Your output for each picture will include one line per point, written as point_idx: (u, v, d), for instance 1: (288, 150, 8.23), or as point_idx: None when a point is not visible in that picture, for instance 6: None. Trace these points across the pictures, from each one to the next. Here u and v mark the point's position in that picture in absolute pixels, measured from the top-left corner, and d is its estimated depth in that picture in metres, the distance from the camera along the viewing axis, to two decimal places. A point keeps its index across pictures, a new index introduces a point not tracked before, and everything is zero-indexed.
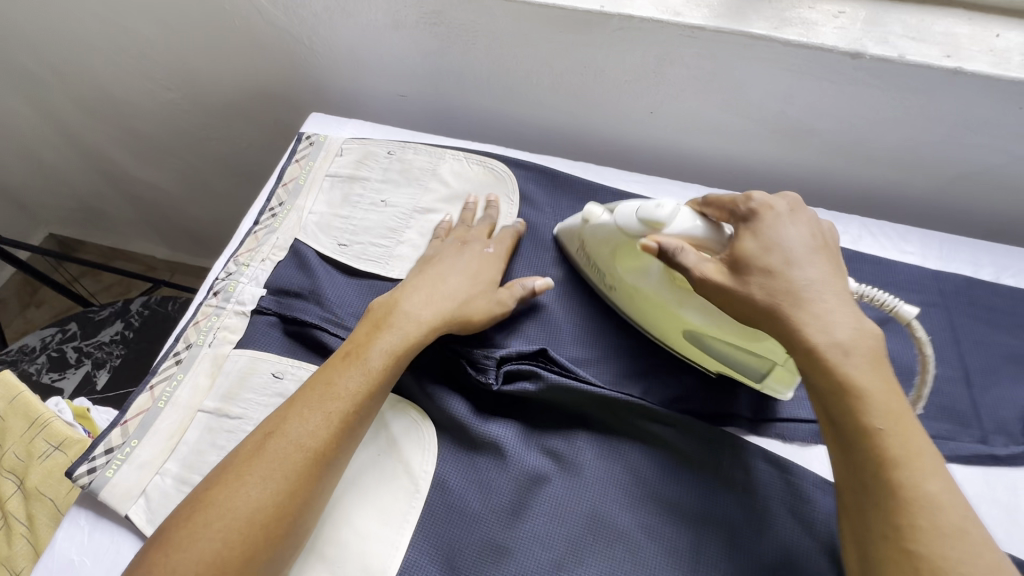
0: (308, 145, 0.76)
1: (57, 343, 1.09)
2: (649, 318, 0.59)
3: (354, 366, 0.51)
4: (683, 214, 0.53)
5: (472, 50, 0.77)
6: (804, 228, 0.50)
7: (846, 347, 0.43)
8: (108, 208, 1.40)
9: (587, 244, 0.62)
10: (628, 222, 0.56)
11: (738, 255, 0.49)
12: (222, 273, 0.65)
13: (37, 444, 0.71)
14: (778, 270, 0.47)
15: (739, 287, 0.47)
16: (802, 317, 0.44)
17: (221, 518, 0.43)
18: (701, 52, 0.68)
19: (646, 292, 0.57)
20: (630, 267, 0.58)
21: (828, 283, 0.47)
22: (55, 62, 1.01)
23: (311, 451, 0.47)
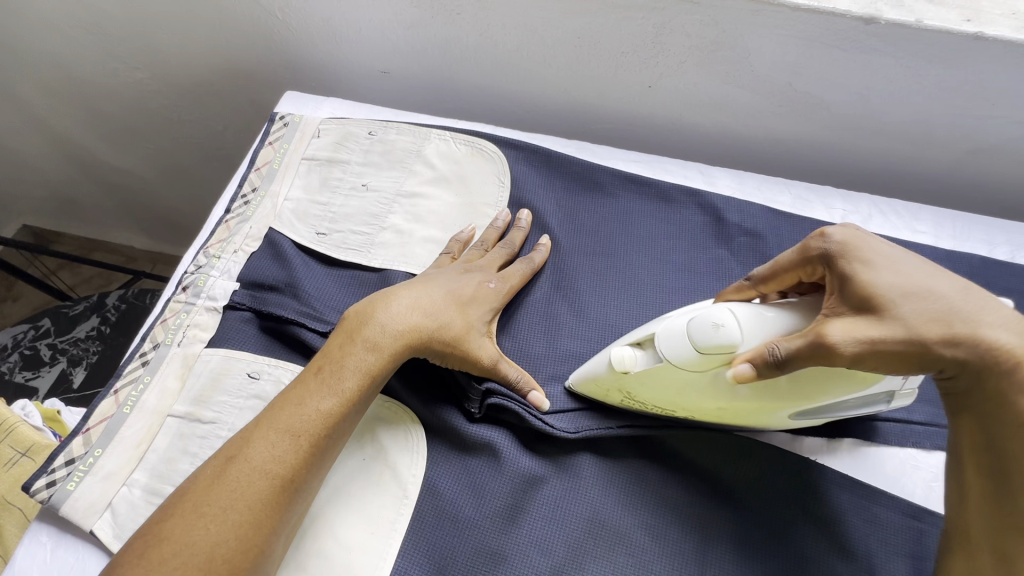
0: (283, 125, 0.71)
1: (30, 340, 1.04)
2: (741, 418, 0.48)
3: (325, 384, 0.47)
4: (746, 326, 0.42)
5: (457, 20, 0.72)
6: (889, 242, 0.42)
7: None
8: (82, 197, 1.34)
9: (635, 390, 0.48)
10: (681, 352, 0.43)
11: (870, 295, 0.38)
12: (191, 266, 0.61)
13: (2, 451, 0.66)
14: (922, 288, 0.38)
15: (904, 329, 0.37)
16: (990, 335, 0.37)
17: (179, 553, 0.39)
18: (703, 19, 0.64)
19: (736, 404, 0.45)
20: (701, 395, 0.45)
21: (976, 290, 0.39)
22: (10, 40, 0.94)
23: (276, 478, 0.43)
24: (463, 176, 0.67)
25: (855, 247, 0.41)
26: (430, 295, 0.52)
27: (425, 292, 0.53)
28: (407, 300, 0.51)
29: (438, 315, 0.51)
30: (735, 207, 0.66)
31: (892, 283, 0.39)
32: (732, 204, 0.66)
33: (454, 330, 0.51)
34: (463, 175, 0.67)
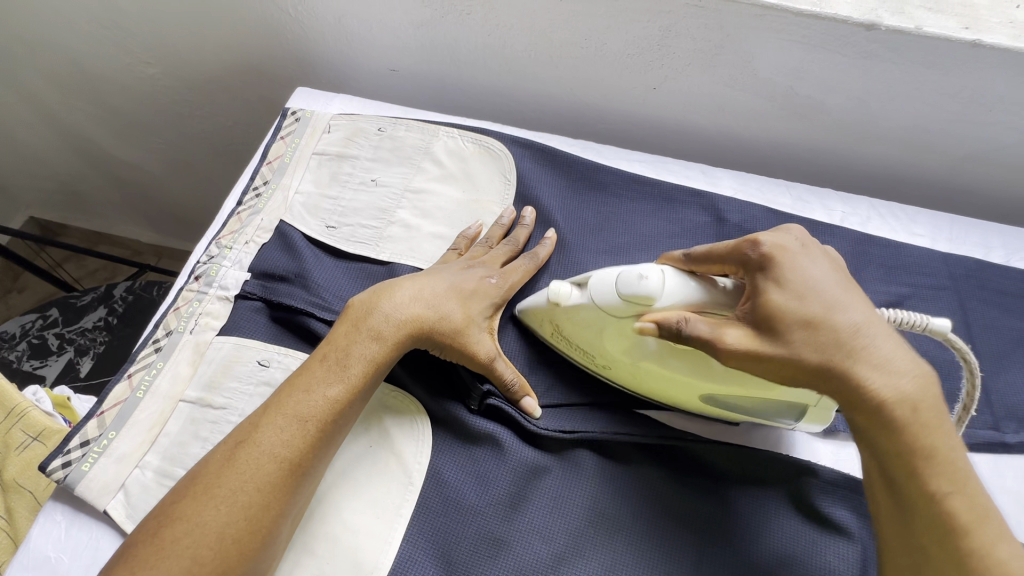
0: (293, 120, 0.72)
1: (38, 330, 1.05)
2: (656, 389, 0.53)
3: (332, 372, 0.48)
4: (671, 283, 0.46)
5: (467, 21, 0.73)
6: (822, 262, 0.44)
7: (913, 398, 0.39)
8: (89, 190, 1.36)
9: (565, 324, 0.53)
10: (609, 299, 0.48)
11: (769, 313, 0.41)
12: (204, 256, 0.62)
13: (14, 435, 0.68)
14: (818, 317, 0.41)
15: (786, 350, 0.40)
16: (862, 374, 0.39)
17: (192, 531, 0.41)
18: (709, 23, 0.65)
19: (649, 366, 0.50)
20: (618, 341, 0.50)
21: (872, 325, 0.41)
22: (24, 33, 0.95)
23: (284, 461, 0.44)
24: (470, 174, 0.69)
25: (778, 260, 0.43)
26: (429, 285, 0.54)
27: (428, 283, 0.54)
28: (407, 291, 0.53)
29: (436, 306, 0.52)
30: (737, 207, 0.67)
31: (788, 303, 0.41)
32: (734, 204, 0.68)
33: (454, 322, 0.52)
34: (470, 172, 0.69)
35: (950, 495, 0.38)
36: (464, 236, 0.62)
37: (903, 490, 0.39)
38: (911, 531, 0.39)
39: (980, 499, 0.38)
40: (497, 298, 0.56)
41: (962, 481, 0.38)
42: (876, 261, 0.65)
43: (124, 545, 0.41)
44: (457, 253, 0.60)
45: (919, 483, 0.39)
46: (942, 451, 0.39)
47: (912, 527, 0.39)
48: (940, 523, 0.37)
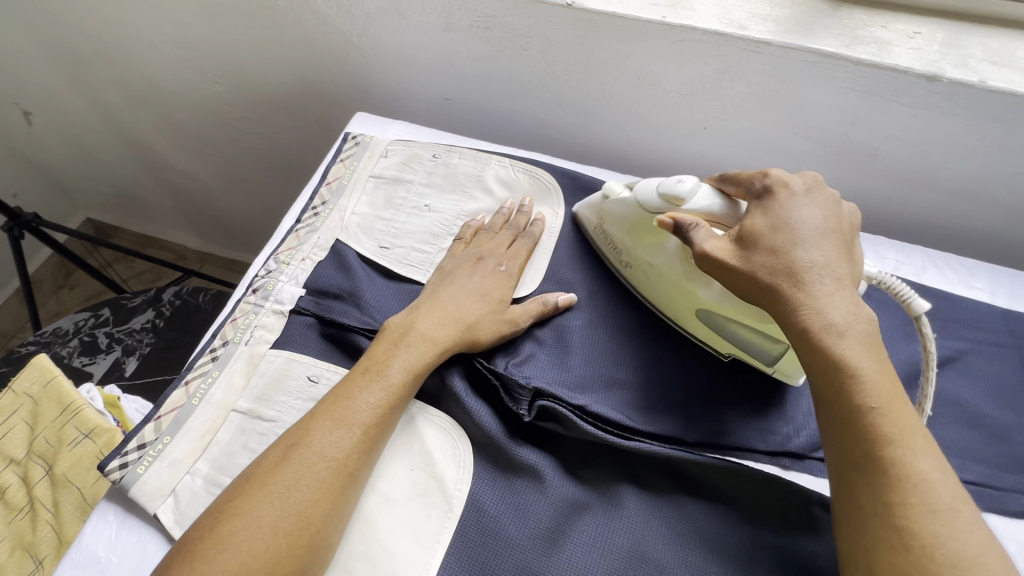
0: (353, 144, 0.75)
1: (90, 328, 1.10)
2: (663, 297, 0.59)
3: (375, 381, 0.51)
4: (703, 192, 0.53)
5: (524, 56, 0.76)
6: (818, 208, 0.48)
7: (840, 328, 0.41)
8: (146, 196, 1.43)
9: (607, 219, 0.63)
10: (648, 197, 0.56)
11: (747, 232, 0.47)
12: (262, 270, 0.65)
13: (69, 430, 0.70)
14: (785, 247, 0.46)
15: (748, 265, 0.46)
16: (801, 298, 0.43)
17: (248, 524, 0.42)
18: (765, 68, 0.66)
19: (660, 268, 0.58)
20: (649, 238, 0.58)
21: (829, 266, 0.44)
22: (106, 51, 1.02)
23: (334, 463, 0.46)
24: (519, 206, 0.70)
25: (774, 196, 0.49)
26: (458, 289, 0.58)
27: (451, 293, 0.58)
28: (438, 305, 0.57)
29: (465, 308, 0.57)
30: None
31: (762, 229, 0.47)
32: None
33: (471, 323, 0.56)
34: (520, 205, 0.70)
35: (877, 410, 0.39)
36: (467, 227, 0.66)
37: (835, 407, 0.40)
38: (845, 455, 0.40)
39: (907, 415, 0.39)
40: (507, 290, 0.60)
41: (909, 436, 0.39)
42: (931, 313, 0.64)
43: (178, 546, 0.42)
44: (462, 240, 0.64)
45: (843, 400, 0.40)
46: (867, 370, 0.40)
47: (849, 448, 0.39)
48: (883, 483, 0.37)
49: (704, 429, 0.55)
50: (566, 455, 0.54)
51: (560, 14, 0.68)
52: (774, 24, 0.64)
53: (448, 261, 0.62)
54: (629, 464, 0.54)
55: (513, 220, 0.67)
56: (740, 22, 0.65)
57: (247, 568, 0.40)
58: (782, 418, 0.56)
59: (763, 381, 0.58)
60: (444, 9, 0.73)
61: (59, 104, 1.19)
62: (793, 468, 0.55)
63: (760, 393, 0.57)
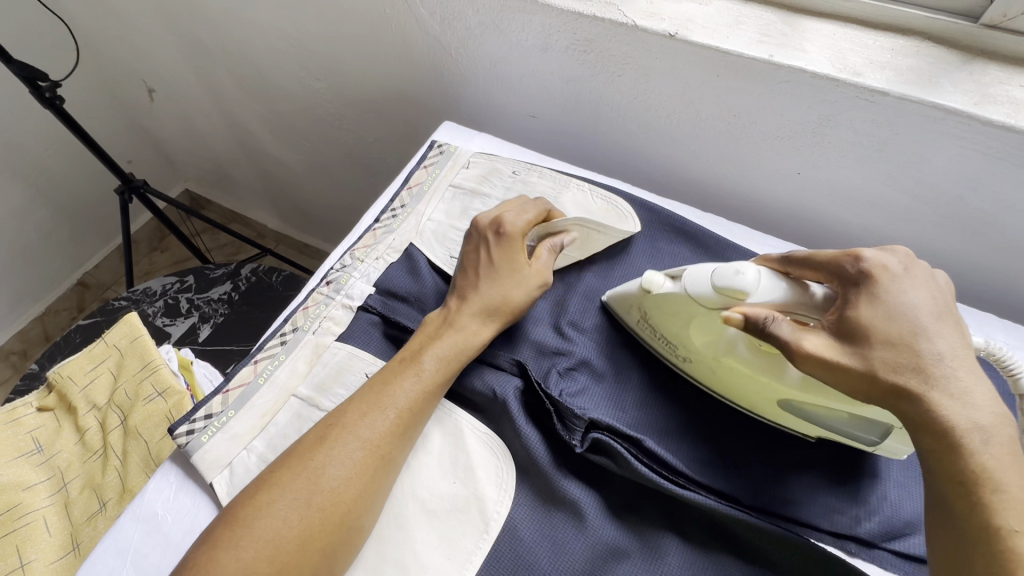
0: (438, 152, 0.77)
1: (174, 292, 1.20)
2: (736, 388, 0.54)
3: (408, 370, 0.53)
4: (763, 280, 0.47)
5: (618, 82, 0.75)
6: (924, 288, 0.45)
7: (988, 431, 0.39)
8: (240, 176, 1.54)
9: (652, 312, 0.56)
10: (701, 289, 0.50)
11: (853, 325, 0.43)
12: (337, 263, 0.67)
13: (144, 386, 0.75)
14: (902, 340, 0.42)
15: (863, 364, 0.42)
16: (934, 399, 0.40)
17: (287, 495, 0.45)
18: (876, 119, 0.62)
19: (730, 361, 0.52)
20: (704, 333, 0.52)
21: (959, 356, 0.42)
22: (227, 41, 1.11)
23: (368, 443, 0.48)
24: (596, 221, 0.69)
25: (877, 281, 0.45)
26: (483, 262, 0.59)
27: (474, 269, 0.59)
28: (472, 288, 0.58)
29: (490, 283, 0.58)
30: None
31: (873, 319, 0.43)
32: None
33: (495, 300, 0.57)
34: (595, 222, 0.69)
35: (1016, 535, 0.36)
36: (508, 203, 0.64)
37: None
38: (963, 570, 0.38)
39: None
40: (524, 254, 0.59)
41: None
42: None
43: (224, 512, 0.45)
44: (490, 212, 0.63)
45: None
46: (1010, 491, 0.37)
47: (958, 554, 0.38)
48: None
49: (765, 495, 0.51)
50: (610, 497, 0.52)
51: (662, 43, 0.66)
52: (894, 73, 0.60)
53: (473, 228, 0.62)
54: (675, 519, 0.51)
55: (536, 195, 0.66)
56: (855, 68, 0.61)
57: (280, 535, 0.43)
58: (856, 499, 0.51)
59: (834, 452, 0.54)
60: (544, 30, 0.73)
61: (179, 85, 1.31)
62: (859, 555, 0.50)
63: (829, 466, 0.53)
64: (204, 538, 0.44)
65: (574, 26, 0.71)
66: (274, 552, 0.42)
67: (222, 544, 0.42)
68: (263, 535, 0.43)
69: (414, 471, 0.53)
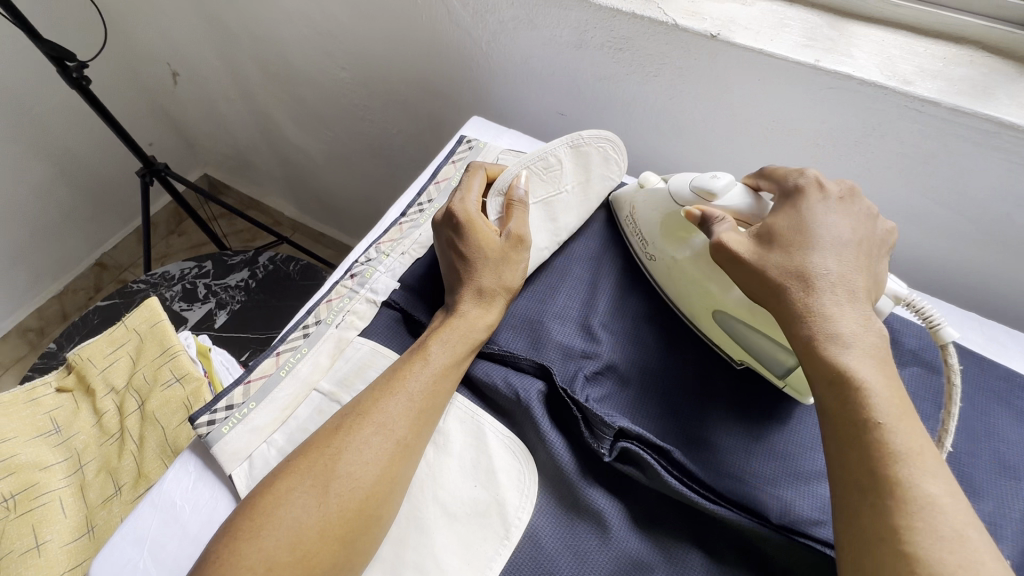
0: (466, 148, 0.75)
1: (192, 277, 1.20)
2: (681, 294, 0.60)
3: (418, 359, 0.52)
4: (736, 188, 0.54)
5: (651, 83, 0.73)
6: (846, 217, 0.49)
7: (844, 338, 0.42)
8: (260, 162, 1.54)
9: (639, 207, 0.64)
10: (681, 189, 0.57)
11: (769, 229, 0.49)
12: (362, 257, 0.66)
13: (163, 371, 0.75)
14: (801, 251, 0.46)
15: (759, 261, 0.47)
16: (811, 303, 0.44)
17: (304, 483, 0.44)
18: (923, 130, 0.59)
19: (682, 262, 0.59)
20: (677, 232, 0.59)
21: (844, 275, 0.45)
22: (254, 28, 1.10)
23: (383, 430, 0.47)
24: (587, 180, 0.67)
25: (807, 198, 0.50)
26: (454, 252, 0.58)
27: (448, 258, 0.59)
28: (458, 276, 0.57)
29: (472, 261, 0.56)
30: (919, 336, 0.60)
31: (784, 228, 0.48)
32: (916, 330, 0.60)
33: (483, 282, 0.56)
34: (590, 182, 0.67)
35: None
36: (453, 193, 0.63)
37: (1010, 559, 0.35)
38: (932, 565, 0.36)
39: None
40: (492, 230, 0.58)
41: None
42: None
43: (242, 501, 0.45)
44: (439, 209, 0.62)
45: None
46: None
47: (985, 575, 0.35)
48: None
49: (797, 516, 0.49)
50: (635, 509, 0.51)
51: (702, 44, 0.65)
52: (945, 82, 0.58)
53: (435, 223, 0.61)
54: (702, 536, 0.49)
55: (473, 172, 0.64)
56: (904, 76, 0.59)
57: (299, 522, 0.42)
58: None
59: None
60: (579, 26, 0.72)
61: (204, 70, 1.31)
62: None
63: None
64: (222, 528, 0.44)
65: (611, 23, 0.69)
66: (296, 542, 0.42)
67: (240, 533, 0.42)
68: (281, 522, 0.42)
69: (435, 473, 0.52)
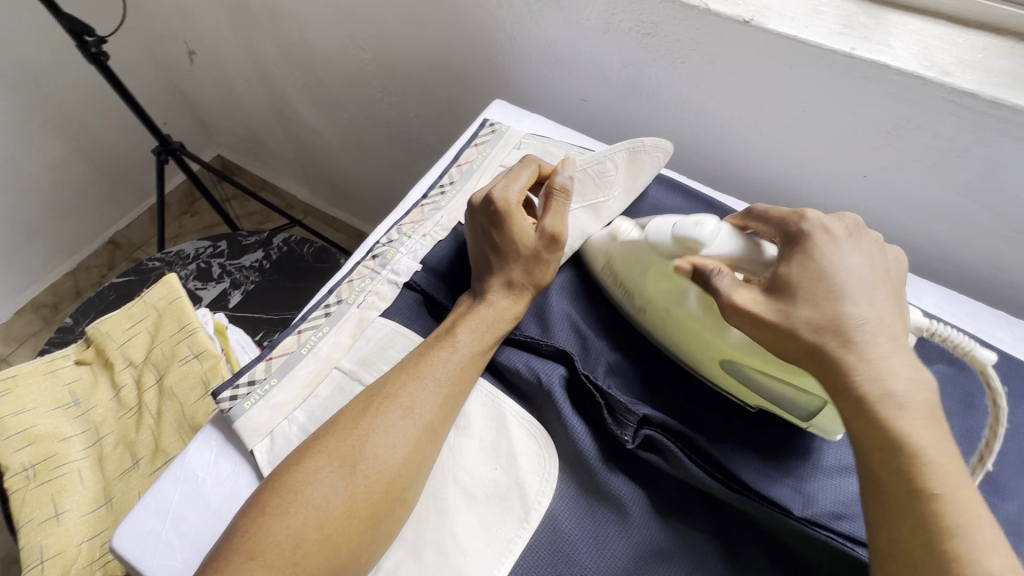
0: (489, 131, 0.75)
1: (207, 256, 1.20)
2: (682, 343, 0.55)
3: (445, 344, 0.52)
4: (723, 235, 0.49)
5: (679, 70, 0.72)
6: (862, 255, 0.46)
7: (900, 399, 0.40)
8: (275, 145, 1.53)
9: (615, 261, 0.58)
10: (661, 235, 0.53)
11: (785, 282, 0.45)
12: (384, 238, 0.65)
13: (181, 348, 0.75)
14: (828, 307, 0.43)
15: (785, 321, 0.44)
16: (851, 364, 0.41)
17: (330, 462, 0.44)
18: (959, 123, 0.58)
19: (680, 317, 0.53)
20: (663, 284, 0.53)
21: (882, 323, 0.43)
22: (274, 7, 1.10)
23: (410, 414, 0.47)
24: (634, 186, 0.66)
25: (812, 241, 0.46)
26: (488, 242, 0.57)
27: (482, 246, 0.58)
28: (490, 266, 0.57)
29: (505, 256, 0.56)
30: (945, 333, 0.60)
31: (803, 282, 0.44)
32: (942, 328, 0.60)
33: (513, 275, 0.56)
34: (636, 189, 0.66)
35: None
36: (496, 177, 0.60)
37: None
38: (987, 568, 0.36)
39: None
40: (529, 228, 0.56)
41: None
42: None
43: (267, 478, 0.45)
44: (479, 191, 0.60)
45: None
46: None
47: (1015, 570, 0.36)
48: None
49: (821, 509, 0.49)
50: (657, 498, 0.50)
51: (734, 30, 0.63)
52: (984, 73, 0.57)
53: (471, 207, 0.59)
54: (722, 527, 0.49)
55: (521, 163, 0.61)
56: (943, 67, 0.57)
57: (328, 502, 0.42)
58: None
59: None
60: (607, 9, 0.71)
61: (221, 48, 1.30)
62: None
63: None
64: (247, 504, 0.44)
65: (641, 6, 0.68)
66: (322, 520, 0.42)
67: (265, 509, 0.42)
68: (308, 502, 0.42)
69: (456, 455, 0.52)
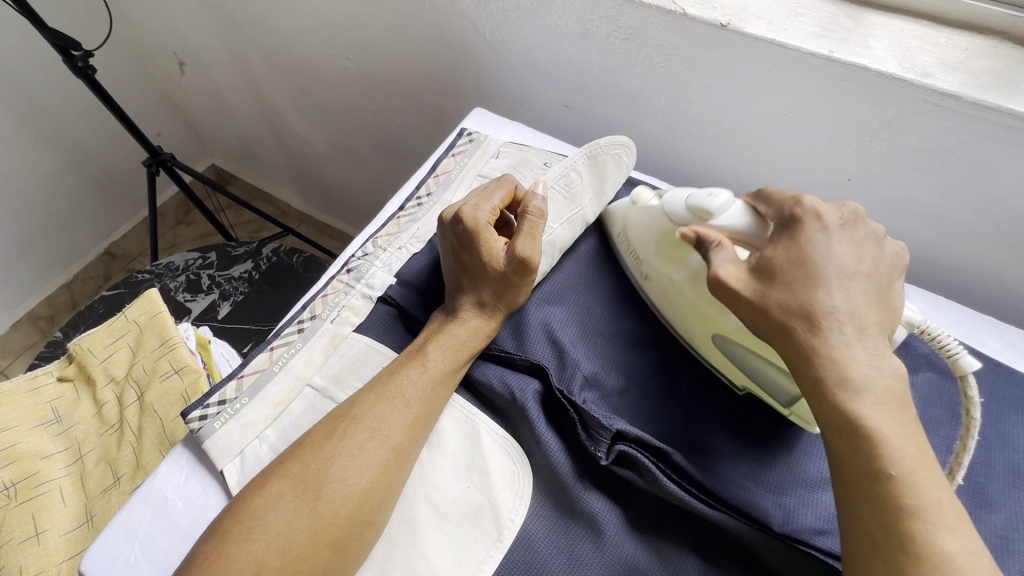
0: (467, 141, 0.74)
1: (196, 268, 1.20)
2: (682, 320, 0.56)
3: (415, 364, 0.51)
4: (733, 208, 0.51)
5: (658, 75, 0.71)
6: (853, 245, 0.46)
7: (857, 385, 0.39)
8: (267, 154, 1.53)
9: (631, 225, 0.60)
10: (677, 207, 0.54)
11: (767, 263, 0.46)
12: (359, 252, 0.65)
13: (161, 363, 0.74)
14: (799, 289, 0.43)
15: (756, 299, 0.44)
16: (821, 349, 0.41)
17: (294, 487, 0.44)
18: (940, 126, 0.57)
19: (680, 285, 0.55)
20: (674, 256, 0.55)
21: (852, 313, 0.42)
22: (259, 18, 1.09)
23: (378, 436, 0.47)
24: (603, 188, 0.65)
25: (803, 227, 0.46)
26: (460, 261, 0.56)
27: (455, 265, 0.57)
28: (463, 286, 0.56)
29: (476, 277, 0.55)
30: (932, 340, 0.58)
31: (783, 263, 0.45)
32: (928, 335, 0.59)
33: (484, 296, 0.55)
34: (605, 191, 0.65)
35: None
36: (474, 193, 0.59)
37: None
38: None
39: None
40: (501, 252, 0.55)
41: None
42: None
43: (232, 502, 0.44)
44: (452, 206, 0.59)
45: None
46: None
47: None
48: None
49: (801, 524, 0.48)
50: (633, 515, 0.49)
51: (711, 35, 0.62)
52: (966, 75, 0.55)
53: (442, 226, 0.58)
54: (699, 544, 0.48)
55: (497, 181, 0.59)
56: (923, 69, 0.56)
57: (291, 528, 0.42)
58: None
59: None
60: (585, 15, 0.70)
61: (209, 60, 1.30)
62: None
63: None
64: (211, 529, 0.43)
65: (618, 11, 0.67)
66: (284, 546, 0.41)
67: (228, 535, 0.41)
68: (270, 528, 0.41)
69: (429, 473, 0.51)
